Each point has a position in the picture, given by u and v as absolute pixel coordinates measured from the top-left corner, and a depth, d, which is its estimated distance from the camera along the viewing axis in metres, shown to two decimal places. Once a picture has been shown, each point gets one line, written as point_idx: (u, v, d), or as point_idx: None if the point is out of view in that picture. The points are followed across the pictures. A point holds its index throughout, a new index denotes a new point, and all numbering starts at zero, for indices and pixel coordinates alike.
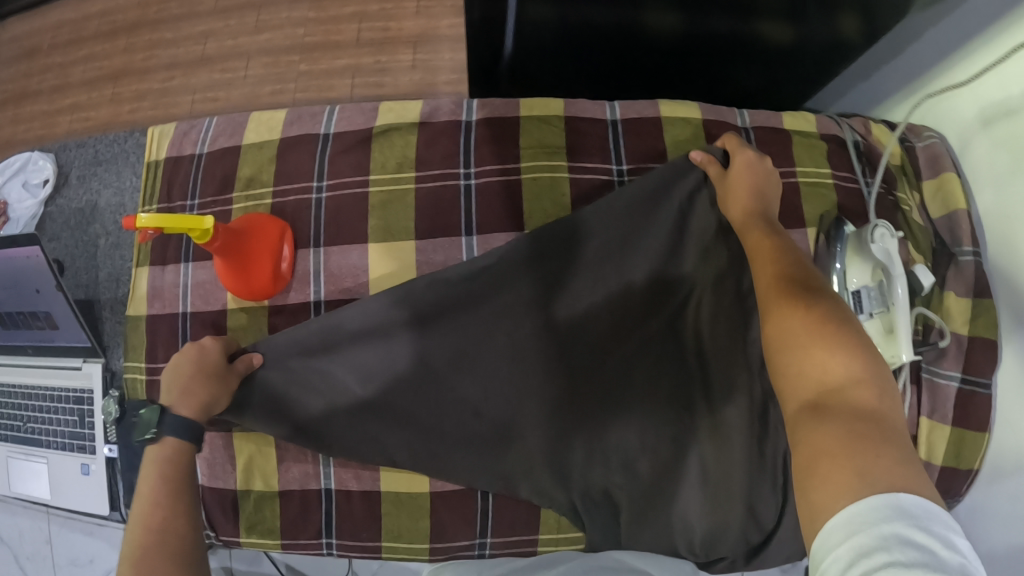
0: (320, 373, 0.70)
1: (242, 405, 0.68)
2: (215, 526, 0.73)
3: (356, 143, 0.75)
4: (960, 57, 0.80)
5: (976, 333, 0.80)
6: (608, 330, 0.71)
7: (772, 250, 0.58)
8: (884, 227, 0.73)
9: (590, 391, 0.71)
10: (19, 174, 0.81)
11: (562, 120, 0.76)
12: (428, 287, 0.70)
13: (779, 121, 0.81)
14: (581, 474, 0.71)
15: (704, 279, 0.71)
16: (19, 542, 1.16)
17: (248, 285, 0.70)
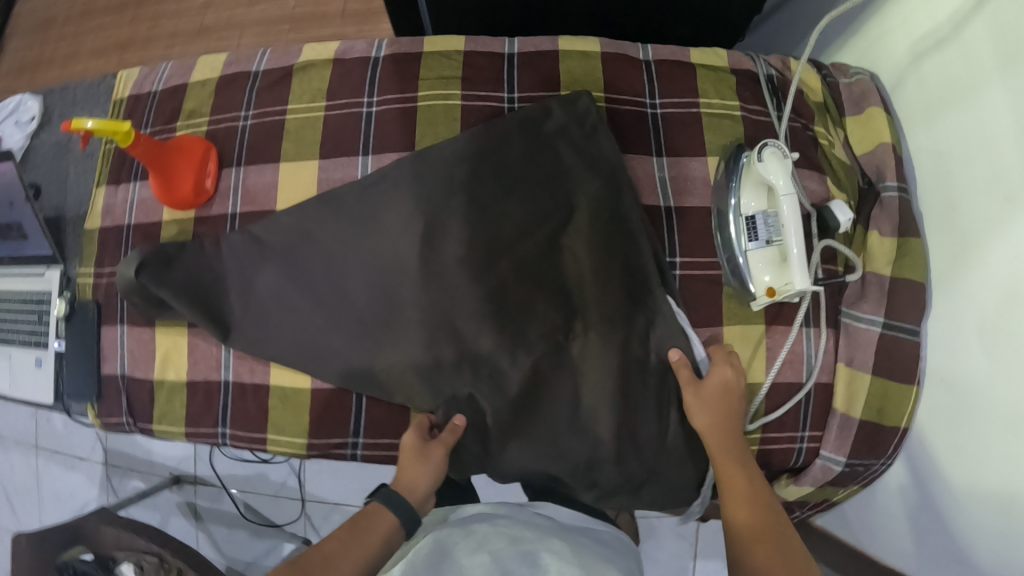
0: (213, 268, 0.75)
1: (161, 289, 0.74)
2: (132, 413, 0.80)
3: (279, 79, 0.83)
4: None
5: (899, 274, 0.74)
6: (485, 250, 0.73)
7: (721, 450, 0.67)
8: (774, 148, 0.68)
9: (462, 306, 0.72)
10: (13, 115, 0.95)
11: (462, 54, 0.80)
12: (320, 202, 0.75)
13: (686, 55, 0.80)
14: (453, 386, 0.72)
15: (587, 202, 0.74)
16: (9, 479, 1.29)
17: (174, 195, 0.77)
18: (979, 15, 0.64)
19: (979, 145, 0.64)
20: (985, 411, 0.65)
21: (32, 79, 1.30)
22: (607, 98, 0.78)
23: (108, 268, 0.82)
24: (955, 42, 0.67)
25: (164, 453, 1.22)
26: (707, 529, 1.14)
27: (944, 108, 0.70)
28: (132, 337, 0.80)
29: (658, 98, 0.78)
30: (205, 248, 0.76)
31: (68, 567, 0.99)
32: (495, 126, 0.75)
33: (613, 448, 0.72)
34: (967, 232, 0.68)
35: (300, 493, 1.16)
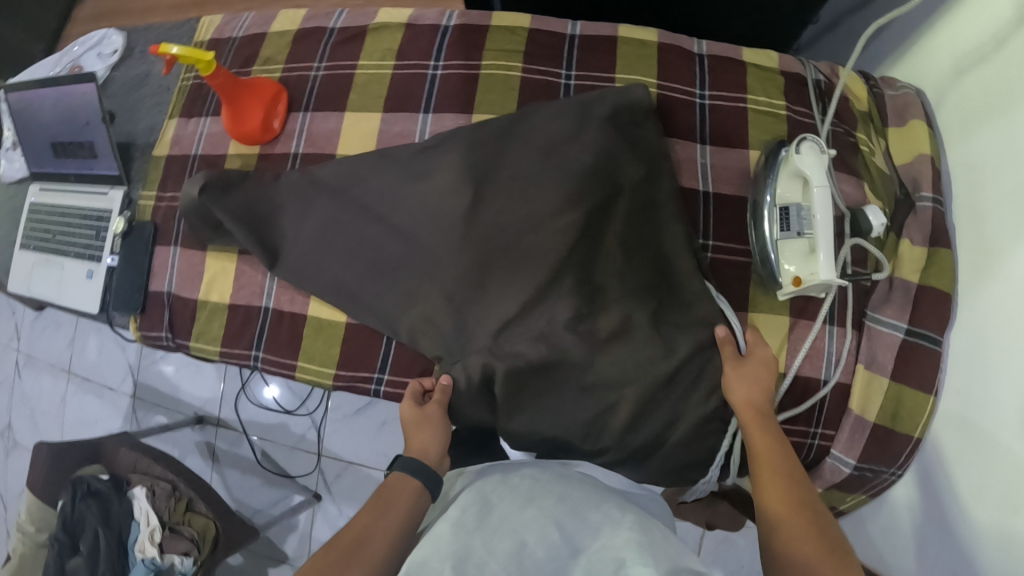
0: (271, 200, 0.79)
1: (223, 213, 0.77)
2: (172, 329, 0.84)
3: (353, 37, 0.87)
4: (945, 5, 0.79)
5: (927, 282, 0.76)
6: (526, 219, 0.71)
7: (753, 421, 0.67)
8: (811, 144, 0.71)
9: (498, 270, 0.71)
10: (96, 48, 1.02)
11: (527, 31, 0.84)
12: (376, 158, 0.77)
13: (738, 53, 0.84)
14: (480, 344, 0.71)
15: (629, 187, 0.73)
16: (38, 399, 1.33)
17: (242, 128, 0.82)
18: (1019, 32, 0.67)
19: (1009, 155, 0.67)
20: (998, 420, 0.65)
21: (120, 24, 1.40)
22: (658, 84, 0.81)
23: (170, 193, 0.87)
24: (997, 58, 0.70)
25: (192, 393, 1.22)
26: (711, 538, 1.14)
27: (985, 122, 0.72)
28: (183, 259, 0.84)
29: (707, 90, 0.81)
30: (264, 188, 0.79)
31: (83, 483, 0.99)
32: (544, 109, 0.77)
33: (616, 428, 0.72)
34: (994, 243, 0.70)
35: (317, 447, 1.14)
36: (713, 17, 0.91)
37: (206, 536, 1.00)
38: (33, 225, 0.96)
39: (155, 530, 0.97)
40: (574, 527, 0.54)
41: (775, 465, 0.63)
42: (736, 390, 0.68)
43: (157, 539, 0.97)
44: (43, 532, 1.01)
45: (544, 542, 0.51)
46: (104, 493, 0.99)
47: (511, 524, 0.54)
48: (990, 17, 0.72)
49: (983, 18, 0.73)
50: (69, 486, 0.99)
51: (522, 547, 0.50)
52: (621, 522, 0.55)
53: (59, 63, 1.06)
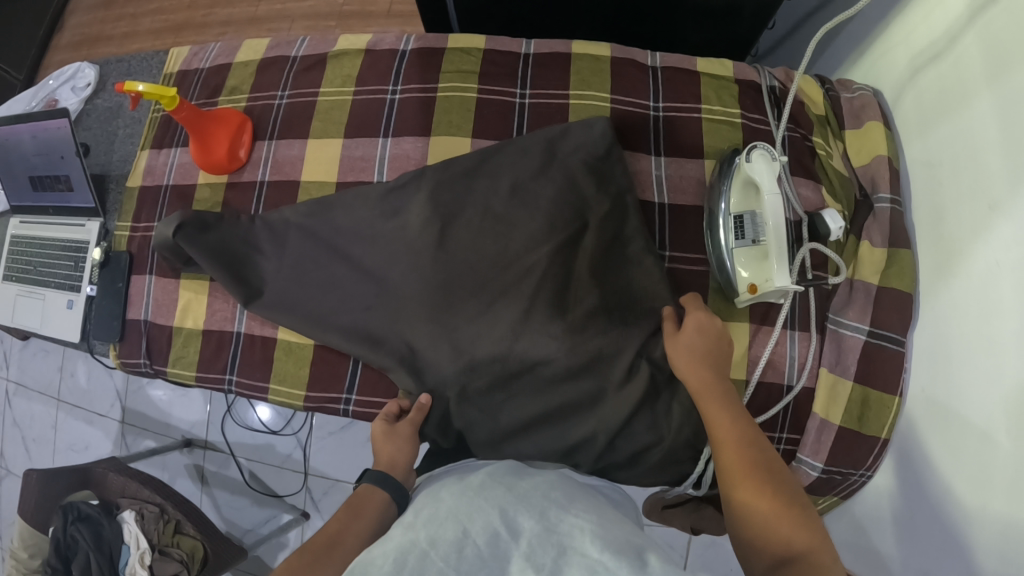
0: (245, 237, 0.79)
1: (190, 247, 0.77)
2: (150, 356, 0.86)
3: (314, 64, 0.89)
4: (901, 6, 0.79)
5: (887, 284, 0.76)
6: (494, 256, 0.73)
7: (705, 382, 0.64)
8: (764, 151, 0.72)
9: (467, 302, 0.72)
10: (70, 81, 1.05)
11: (482, 52, 0.86)
12: (347, 195, 0.78)
13: (693, 63, 0.85)
14: (447, 375, 0.72)
15: (595, 221, 0.74)
16: (31, 424, 1.36)
17: (209, 159, 0.83)
18: (973, 28, 0.66)
19: (965, 155, 0.67)
20: (962, 421, 0.64)
21: (101, 51, 1.44)
22: (612, 98, 0.82)
23: (144, 223, 0.89)
24: (950, 54, 0.70)
25: (181, 416, 1.25)
26: (698, 543, 1.15)
27: (940, 120, 0.72)
28: (158, 287, 0.86)
29: (662, 102, 0.82)
30: (234, 222, 0.80)
31: (72, 508, 1.01)
32: (511, 145, 0.77)
33: (591, 456, 0.73)
34: (954, 240, 0.69)
35: (304, 466, 1.16)
36: (668, 28, 0.92)
37: (195, 557, 1.01)
38: (14, 257, 0.99)
39: (145, 552, 0.98)
40: (518, 509, 0.58)
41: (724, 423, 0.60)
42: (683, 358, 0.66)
43: (147, 562, 0.97)
44: (35, 558, 1.04)
45: (487, 534, 0.53)
46: (95, 518, 1.00)
47: (460, 514, 0.57)
48: (943, 15, 0.71)
49: (935, 17, 0.73)
50: (59, 511, 1.00)
51: (464, 536, 0.53)
52: (565, 513, 0.57)
53: (35, 96, 1.08)
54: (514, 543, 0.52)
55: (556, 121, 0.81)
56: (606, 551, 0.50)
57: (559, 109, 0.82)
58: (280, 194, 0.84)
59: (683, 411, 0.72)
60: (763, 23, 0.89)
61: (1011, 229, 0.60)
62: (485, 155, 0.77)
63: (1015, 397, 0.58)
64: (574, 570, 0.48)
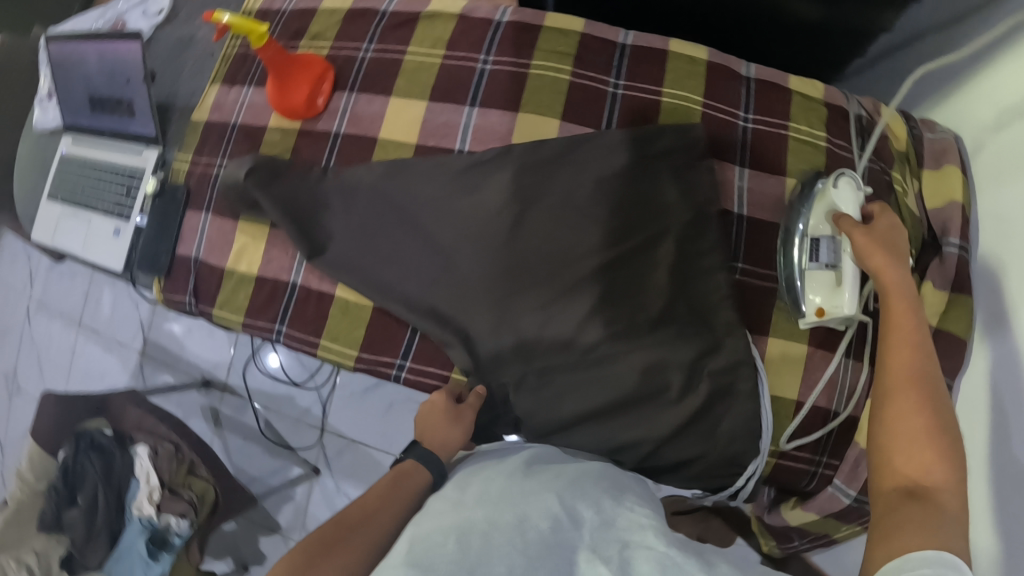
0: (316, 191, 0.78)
1: (263, 193, 0.77)
2: (197, 295, 0.84)
3: (404, 22, 0.87)
4: (988, 52, 0.76)
5: (945, 326, 0.76)
6: (571, 247, 0.74)
7: (901, 289, 0.63)
8: (852, 177, 0.72)
9: (543, 283, 0.74)
10: (143, 6, 1.05)
11: (579, 35, 0.85)
12: (427, 163, 0.78)
13: (785, 80, 0.84)
14: (512, 353, 0.74)
15: (675, 229, 0.75)
16: (48, 345, 1.33)
17: (287, 103, 0.82)
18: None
19: None
20: (1016, 482, 0.64)
21: None
22: (704, 103, 0.82)
23: (206, 158, 0.86)
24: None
25: (198, 355, 1.23)
26: None
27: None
28: (214, 226, 0.84)
29: (751, 113, 0.82)
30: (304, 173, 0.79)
31: (86, 437, 1.00)
32: (601, 137, 0.77)
33: (635, 457, 0.76)
34: (1022, 295, 0.68)
35: (321, 422, 1.15)
36: (760, 41, 0.91)
37: (205, 500, 0.99)
38: (65, 175, 0.97)
39: (155, 489, 0.95)
40: (572, 493, 0.57)
41: (909, 337, 0.60)
42: (872, 252, 0.65)
43: (156, 499, 0.95)
44: (41, 481, 1.01)
45: (548, 519, 0.52)
46: (108, 448, 0.99)
47: (512, 492, 0.56)
48: None
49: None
50: (73, 437, 1.00)
51: (524, 519, 0.51)
52: (621, 504, 0.56)
53: (102, 17, 1.07)
54: (577, 534, 0.51)
55: (645, 118, 0.82)
56: (673, 545, 0.49)
57: (648, 105, 0.82)
58: (355, 149, 0.81)
59: (731, 430, 0.74)
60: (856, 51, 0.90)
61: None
62: (571, 145, 0.77)
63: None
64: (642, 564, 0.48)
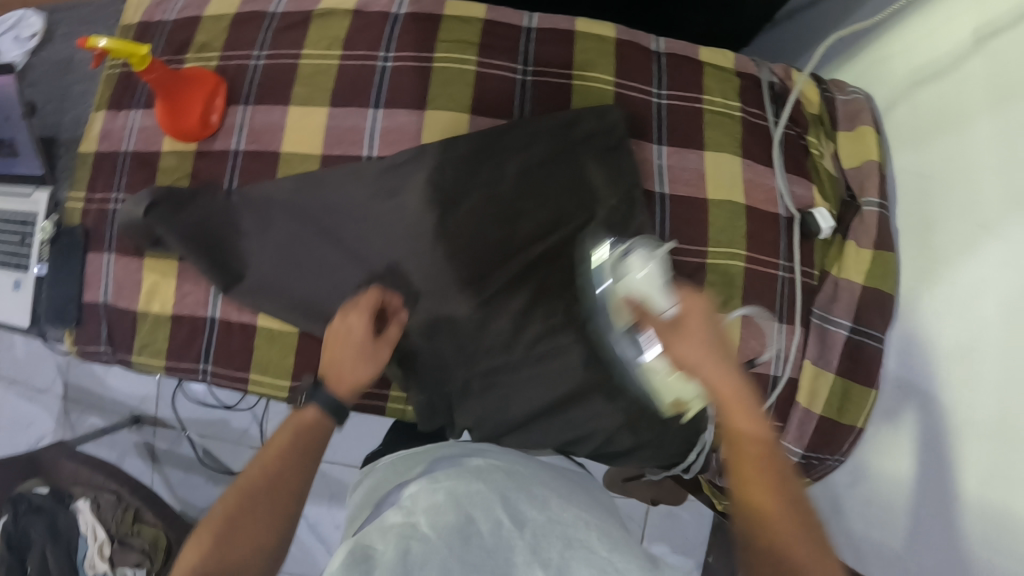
0: (226, 217, 0.73)
1: (167, 229, 0.71)
2: (113, 342, 0.78)
3: (296, 22, 0.81)
4: (901, 13, 0.79)
5: (869, 283, 0.77)
6: (498, 244, 0.73)
7: (734, 395, 0.55)
8: (639, 251, 0.66)
9: (475, 285, 0.72)
10: (14, 31, 0.96)
11: (482, 22, 0.81)
12: (341, 175, 0.73)
13: (696, 52, 0.83)
14: (451, 361, 0.72)
15: (602, 214, 0.75)
16: None
17: (180, 127, 0.75)
18: (978, 53, 0.67)
19: (965, 178, 0.69)
20: (954, 431, 0.66)
21: None
22: (616, 82, 0.80)
23: (100, 194, 0.80)
24: (953, 75, 0.71)
25: (124, 391, 1.17)
26: (656, 513, 1.13)
27: (937, 137, 0.74)
28: (120, 266, 0.77)
29: (664, 89, 0.81)
30: (208, 200, 0.73)
31: (24, 499, 0.94)
32: (523, 126, 0.76)
33: (590, 448, 0.75)
34: (942, 251, 0.72)
35: (262, 441, 1.13)
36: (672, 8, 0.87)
37: (159, 546, 0.94)
38: None
39: (104, 543, 0.93)
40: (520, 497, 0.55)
41: (758, 465, 0.53)
42: (702, 362, 0.56)
43: (107, 553, 0.92)
44: None
45: (490, 523, 0.50)
46: (46, 508, 0.94)
47: (458, 496, 0.53)
48: (950, 33, 0.71)
49: (941, 33, 0.72)
50: (8, 502, 0.93)
51: (468, 522, 0.49)
52: (566, 504, 0.56)
53: None
54: (522, 535, 0.49)
55: (559, 104, 0.80)
56: (614, 549, 0.48)
57: (561, 91, 0.80)
58: (257, 165, 0.76)
59: (681, 408, 0.75)
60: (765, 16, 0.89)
61: (1002, 248, 0.64)
62: (488, 139, 0.75)
63: (996, 410, 0.62)
64: (582, 566, 0.46)
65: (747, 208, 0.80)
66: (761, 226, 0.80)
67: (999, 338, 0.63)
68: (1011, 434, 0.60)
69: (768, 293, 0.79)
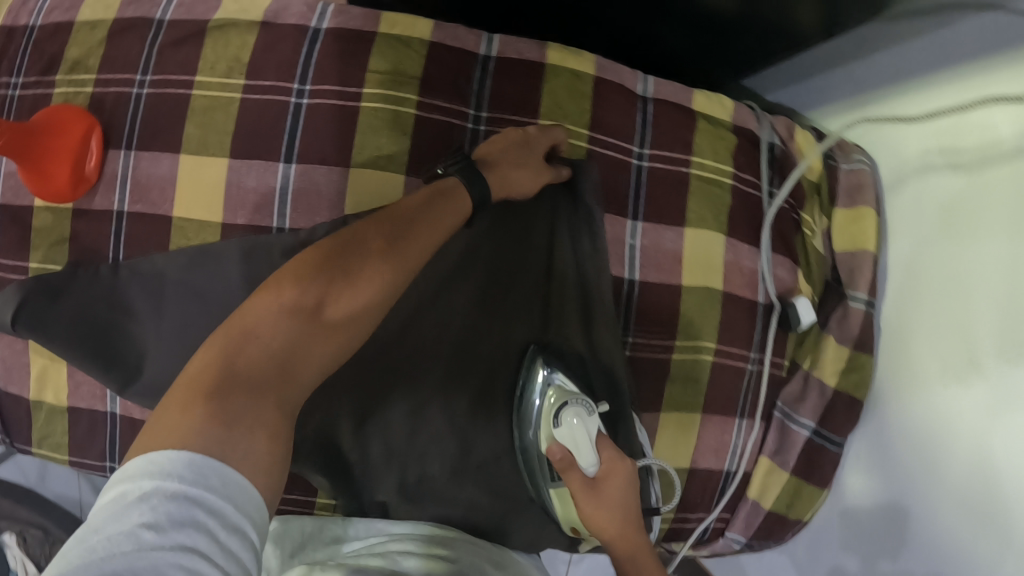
0: (112, 303, 0.63)
1: (41, 333, 0.61)
2: (9, 432, 0.69)
3: (189, 37, 0.64)
4: (924, 75, 0.62)
5: (844, 388, 0.71)
6: (437, 331, 0.65)
7: (622, 527, 0.61)
8: (579, 404, 0.62)
9: (411, 380, 0.65)
10: None
11: (425, 44, 0.64)
12: (248, 252, 0.61)
13: (689, 97, 0.68)
14: (381, 463, 0.66)
15: (559, 299, 0.66)
16: None
17: (50, 187, 0.62)
18: (1013, 163, 0.54)
19: (963, 299, 0.60)
20: (891, 551, 0.64)
21: None
22: (589, 137, 0.66)
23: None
24: (977, 175, 0.58)
25: None
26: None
27: (946, 237, 0.62)
28: (3, 345, 0.67)
29: (647, 147, 0.67)
30: (86, 288, 0.62)
31: None
32: None
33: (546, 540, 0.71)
34: (920, 362, 0.65)
35: None
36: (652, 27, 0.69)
37: None
38: None
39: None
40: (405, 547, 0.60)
41: (646, 557, 0.60)
42: (607, 526, 0.61)
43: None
44: None
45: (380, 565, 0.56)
46: None
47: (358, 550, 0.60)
48: (984, 117, 0.57)
49: (968, 121, 0.58)
50: None
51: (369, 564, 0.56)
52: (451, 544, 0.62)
53: None
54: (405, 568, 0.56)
55: None
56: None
57: None
58: (143, 231, 0.64)
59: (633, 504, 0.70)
60: (760, 50, 0.70)
61: (984, 400, 0.57)
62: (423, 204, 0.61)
63: (944, 548, 0.60)
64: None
65: (723, 294, 0.70)
66: (736, 315, 0.71)
67: (960, 481, 0.58)
68: (985, 535, 0.56)
69: (733, 388, 0.72)
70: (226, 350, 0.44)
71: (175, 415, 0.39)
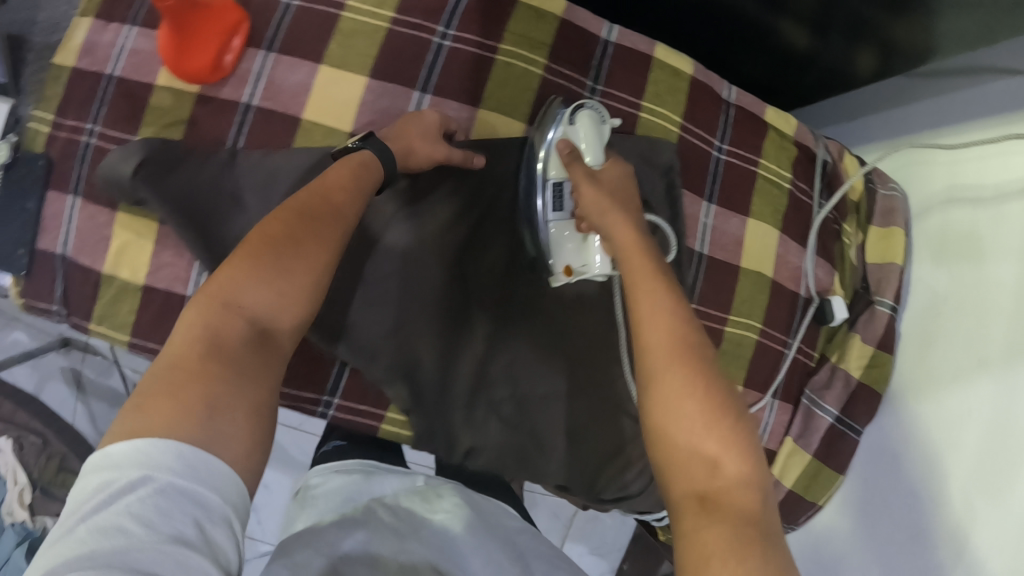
0: (218, 187, 0.63)
1: (154, 198, 0.61)
2: (67, 304, 0.66)
3: None
4: (952, 126, 0.79)
5: (865, 380, 0.81)
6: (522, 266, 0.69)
7: (631, 246, 0.53)
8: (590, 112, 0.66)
9: (490, 308, 0.69)
10: None
11: (558, 19, 0.73)
12: None
13: (763, 110, 0.80)
14: (458, 389, 0.68)
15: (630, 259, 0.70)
16: None
17: (184, 63, 0.65)
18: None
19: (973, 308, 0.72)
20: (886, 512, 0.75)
21: None
22: (681, 125, 0.76)
23: (72, 121, 0.67)
24: (991, 208, 0.72)
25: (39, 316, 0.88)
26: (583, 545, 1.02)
27: (960, 258, 0.76)
28: (84, 213, 0.65)
29: (726, 143, 0.78)
30: (198, 166, 0.63)
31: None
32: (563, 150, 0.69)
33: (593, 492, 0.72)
34: (937, 371, 0.75)
35: None
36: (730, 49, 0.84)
37: None
38: None
39: (25, 489, 0.82)
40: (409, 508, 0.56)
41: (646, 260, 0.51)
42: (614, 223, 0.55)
43: (29, 501, 0.82)
44: None
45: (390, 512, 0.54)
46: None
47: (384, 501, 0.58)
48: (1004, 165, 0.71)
49: (993, 160, 0.73)
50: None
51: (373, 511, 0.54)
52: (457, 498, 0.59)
53: None
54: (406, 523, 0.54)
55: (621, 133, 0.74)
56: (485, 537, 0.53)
57: (626, 121, 0.75)
58: (267, 127, 0.67)
59: None
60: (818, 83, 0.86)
61: (994, 389, 0.67)
62: None
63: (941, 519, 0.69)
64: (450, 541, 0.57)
65: (772, 282, 0.79)
66: (780, 302, 0.80)
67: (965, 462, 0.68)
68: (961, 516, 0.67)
69: (770, 369, 0.80)
70: (209, 325, 0.44)
71: (164, 400, 0.39)
